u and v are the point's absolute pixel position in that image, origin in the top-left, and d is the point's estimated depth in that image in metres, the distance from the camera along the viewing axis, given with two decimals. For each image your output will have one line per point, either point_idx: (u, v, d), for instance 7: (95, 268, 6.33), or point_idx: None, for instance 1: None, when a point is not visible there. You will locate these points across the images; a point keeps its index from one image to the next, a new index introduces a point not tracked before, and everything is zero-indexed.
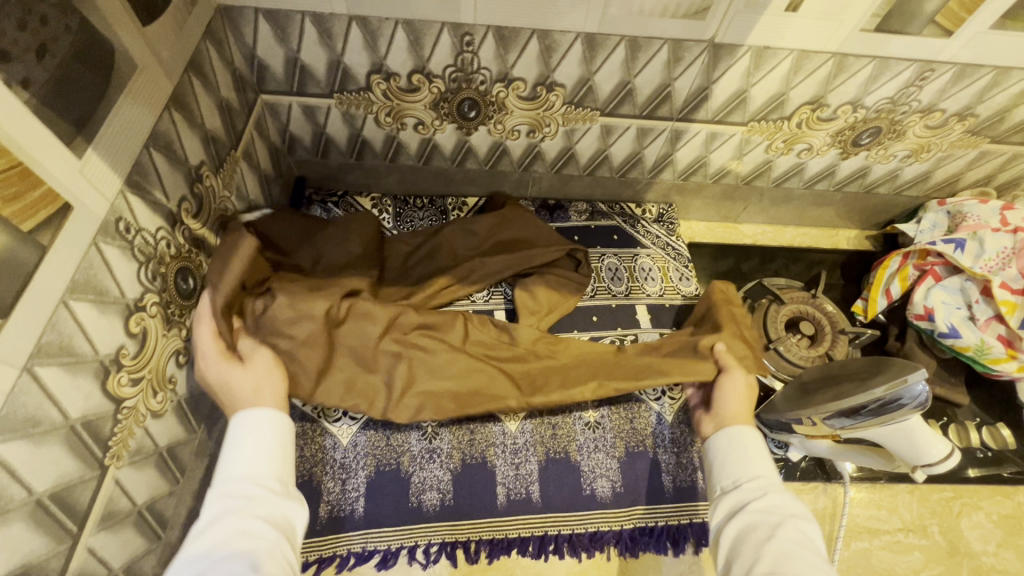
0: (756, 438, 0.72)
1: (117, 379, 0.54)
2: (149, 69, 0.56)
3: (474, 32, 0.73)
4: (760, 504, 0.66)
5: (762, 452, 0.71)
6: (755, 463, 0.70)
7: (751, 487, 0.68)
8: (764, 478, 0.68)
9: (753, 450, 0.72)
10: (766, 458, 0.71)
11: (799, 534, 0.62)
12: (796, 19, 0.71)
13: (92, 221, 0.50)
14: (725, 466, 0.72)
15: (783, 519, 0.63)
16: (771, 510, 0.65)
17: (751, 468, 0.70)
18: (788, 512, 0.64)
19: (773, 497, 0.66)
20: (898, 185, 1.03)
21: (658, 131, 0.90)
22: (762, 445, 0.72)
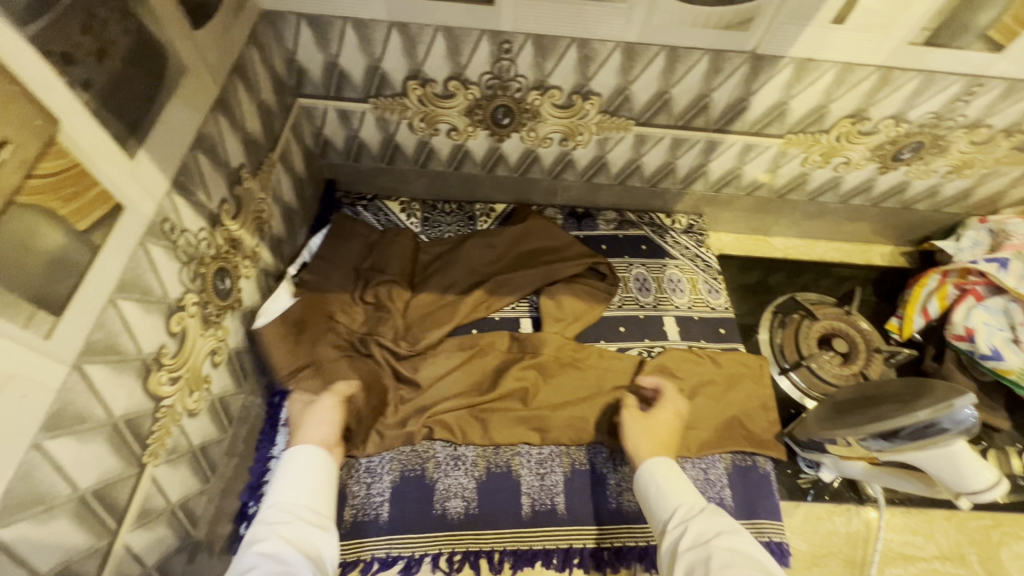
0: (665, 468, 0.74)
1: (157, 378, 0.55)
2: (197, 72, 0.57)
3: (512, 40, 0.73)
4: (691, 534, 0.65)
5: (678, 482, 0.72)
6: (676, 494, 0.71)
7: (678, 518, 0.68)
8: (686, 507, 0.69)
9: (671, 480, 0.73)
10: (683, 487, 0.72)
11: (735, 551, 0.61)
12: (841, 32, 0.70)
13: (141, 222, 0.50)
14: (655, 503, 0.71)
15: (714, 542, 0.62)
16: (701, 537, 0.64)
17: (673, 502, 0.70)
18: (712, 532, 0.64)
19: (699, 522, 0.66)
20: (938, 201, 1.01)
21: (693, 141, 0.89)
22: (677, 475, 0.74)
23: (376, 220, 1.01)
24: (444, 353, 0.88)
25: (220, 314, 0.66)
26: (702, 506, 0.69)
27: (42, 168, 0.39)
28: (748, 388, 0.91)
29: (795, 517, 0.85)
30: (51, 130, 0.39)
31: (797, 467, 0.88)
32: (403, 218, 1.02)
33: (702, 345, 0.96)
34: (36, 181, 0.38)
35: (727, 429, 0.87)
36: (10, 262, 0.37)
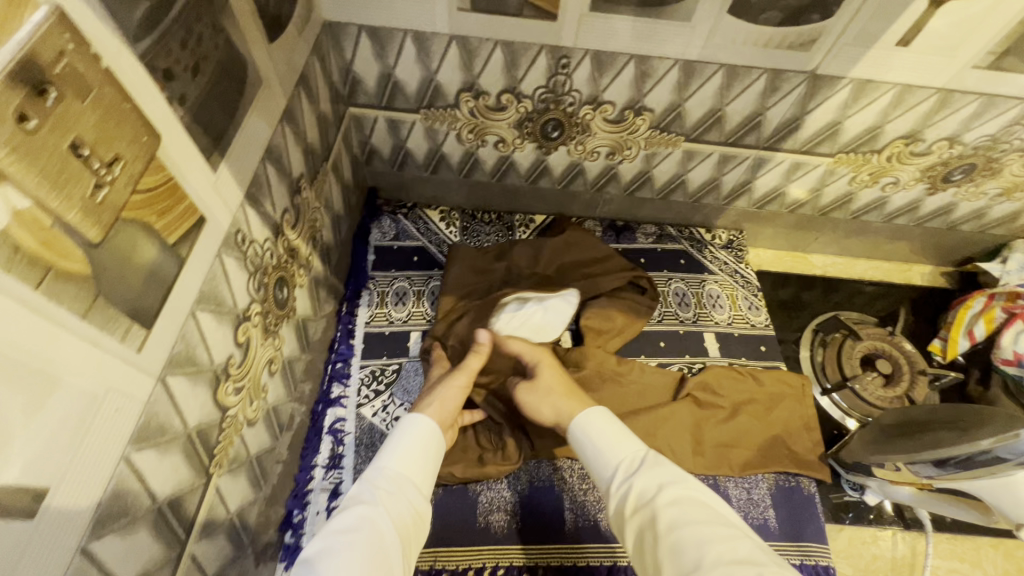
0: (600, 418, 0.69)
1: (225, 388, 0.55)
2: (269, 83, 0.58)
3: (571, 55, 0.73)
4: (635, 492, 0.60)
5: (614, 434, 0.67)
6: (617, 451, 0.65)
7: (621, 477, 0.62)
8: (626, 463, 0.63)
9: (608, 437, 0.67)
10: (624, 440, 0.66)
11: (682, 503, 0.56)
12: (906, 54, 0.69)
13: (218, 234, 0.51)
14: (597, 465, 0.66)
15: (659, 500, 0.57)
16: (646, 496, 0.58)
17: (613, 460, 0.64)
18: (655, 487, 0.59)
19: (641, 478, 0.60)
20: (984, 223, 1.00)
21: (742, 158, 0.89)
22: (612, 428, 0.68)
23: (417, 228, 1.01)
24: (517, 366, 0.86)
25: (278, 323, 0.67)
26: (646, 460, 0.63)
27: (144, 183, 0.39)
28: (790, 407, 0.90)
29: (840, 540, 0.84)
30: (154, 146, 0.39)
31: (841, 490, 0.87)
32: (443, 226, 1.02)
33: (743, 362, 0.95)
34: (138, 196, 0.38)
35: (771, 447, 0.86)
36: (114, 277, 0.37)
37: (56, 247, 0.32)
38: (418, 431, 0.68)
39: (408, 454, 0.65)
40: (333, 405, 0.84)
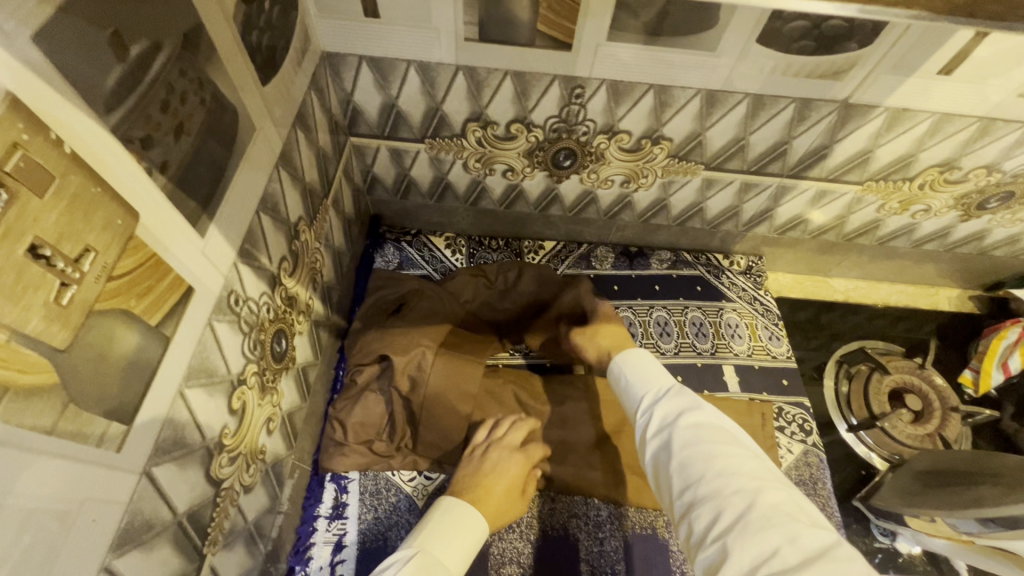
0: (638, 359, 0.64)
1: (218, 461, 0.51)
2: (263, 129, 0.53)
3: (586, 85, 0.69)
4: (656, 419, 0.56)
5: (645, 364, 0.63)
6: (647, 381, 0.61)
7: (648, 402, 0.59)
8: (656, 389, 0.60)
9: (640, 368, 0.63)
10: (654, 369, 0.62)
11: (701, 428, 0.52)
12: (947, 83, 0.64)
13: (208, 301, 0.47)
14: (626, 394, 0.63)
15: (677, 426, 0.53)
16: (666, 418, 0.55)
17: (642, 388, 0.60)
18: (677, 411, 0.55)
19: (666, 407, 0.56)
20: (1017, 249, 0.95)
21: (764, 186, 0.84)
22: (643, 358, 0.64)
23: (421, 256, 0.98)
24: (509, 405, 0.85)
25: (276, 378, 0.63)
26: (670, 387, 0.59)
27: (121, 267, 0.35)
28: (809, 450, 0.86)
29: None
30: (131, 226, 0.35)
31: (871, 536, 0.83)
32: (448, 254, 0.99)
33: (765, 397, 0.91)
34: (114, 284, 0.34)
35: None
36: (86, 379, 0.33)
37: (13, 362, 0.28)
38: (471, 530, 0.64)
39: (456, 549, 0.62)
40: None
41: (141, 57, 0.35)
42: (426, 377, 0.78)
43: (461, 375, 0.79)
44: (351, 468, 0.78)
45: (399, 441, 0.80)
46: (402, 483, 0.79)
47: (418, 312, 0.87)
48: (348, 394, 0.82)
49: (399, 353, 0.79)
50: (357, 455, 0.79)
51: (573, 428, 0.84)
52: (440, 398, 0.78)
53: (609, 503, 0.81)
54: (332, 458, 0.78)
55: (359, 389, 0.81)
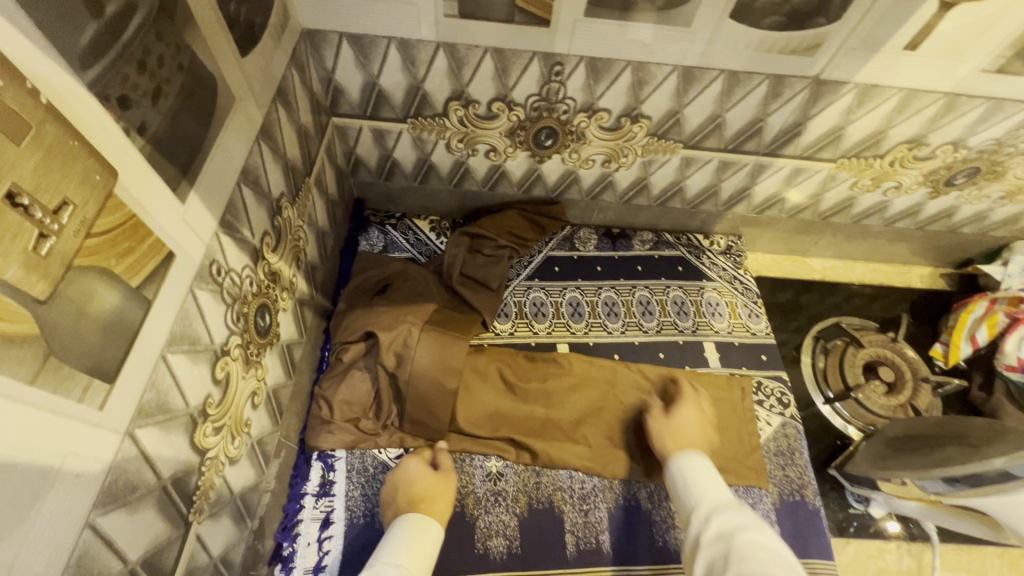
0: (699, 465, 0.73)
1: (203, 430, 0.51)
2: (243, 101, 0.53)
3: (565, 62, 0.70)
4: (714, 530, 0.63)
5: (706, 476, 0.71)
6: (702, 490, 0.69)
7: (703, 517, 0.66)
8: (715, 502, 0.67)
9: (696, 476, 0.71)
10: (710, 481, 0.70)
11: (756, 544, 0.59)
12: (912, 58, 0.66)
13: (190, 268, 0.47)
14: (684, 497, 0.71)
15: (737, 538, 0.60)
16: (725, 532, 0.62)
17: (697, 505, 0.68)
18: (735, 527, 0.62)
19: (723, 517, 0.64)
20: (985, 226, 0.98)
21: (741, 164, 0.86)
22: (705, 467, 0.72)
23: (406, 239, 0.98)
24: (497, 381, 0.87)
25: (260, 352, 0.63)
26: (722, 504, 0.67)
27: (100, 225, 0.35)
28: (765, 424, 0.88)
29: (846, 554, 0.82)
30: (110, 184, 0.36)
31: (846, 502, 0.85)
32: (433, 237, 0.99)
33: (744, 372, 0.93)
34: (93, 241, 0.34)
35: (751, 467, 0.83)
36: (68, 332, 0.34)
37: None
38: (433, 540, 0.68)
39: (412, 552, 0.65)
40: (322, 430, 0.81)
41: (116, 16, 0.35)
42: (412, 354, 0.79)
43: (447, 353, 0.80)
44: (338, 446, 0.79)
45: (386, 419, 0.81)
46: (390, 461, 0.80)
47: (404, 294, 0.88)
48: (334, 373, 0.82)
49: (384, 331, 0.80)
50: (343, 433, 0.79)
51: (562, 402, 0.86)
52: (427, 375, 0.79)
53: (594, 476, 0.82)
54: (319, 436, 0.79)
55: (345, 368, 0.82)
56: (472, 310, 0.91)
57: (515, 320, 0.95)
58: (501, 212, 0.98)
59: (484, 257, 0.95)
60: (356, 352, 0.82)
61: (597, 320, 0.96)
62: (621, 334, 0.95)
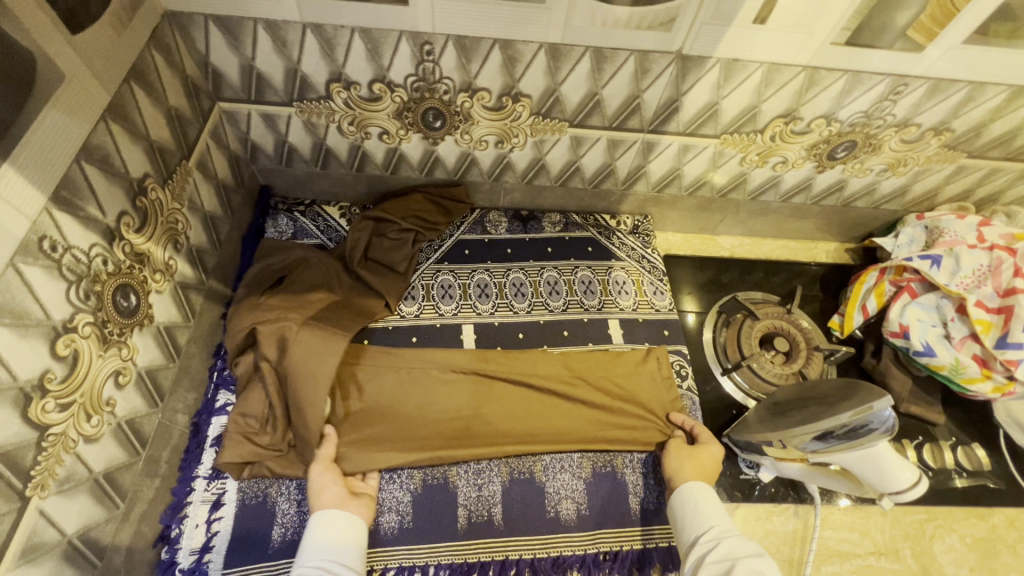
0: (701, 491, 0.77)
1: (42, 406, 0.52)
2: (84, 80, 0.54)
3: (433, 41, 0.71)
4: (722, 552, 0.67)
5: (710, 503, 0.75)
6: (708, 516, 0.73)
7: (710, 537, 0.70)
8: (717, 527, 0.71)
9: (704, 505, 0.75)
10: (716, 509, 0.74)
11: (757, 572, 0.62)
12: (764, 32, 0.69)
13: (10, 242, 0.48)
14: (687, 522, 0.74)
15: (740, 562, 0.64)
16: (731, 554, 0.66)
17: (705, 523, 0.72)
18: (743, 553, 0.66)
19: (727, 543, 0.68)
20: (876, 200, 1.01)
21: (629, 142, 0.88)
22: (707, 494, 0.77)
23: (315, 225, 0.99)
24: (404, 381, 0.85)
25: (123, 333, 0.63)
26: (727, 530, 0.70)
27: None
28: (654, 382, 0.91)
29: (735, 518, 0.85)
30: None
31: (738, 469, 0.88)
32: (343, 222, 1.00)
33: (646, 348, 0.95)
34: None
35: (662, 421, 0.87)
36: None
37: None
38: (331, 520, 0.70)
39: (326, 542, 0.68)
40: (217, 415, 0.80)
41: None
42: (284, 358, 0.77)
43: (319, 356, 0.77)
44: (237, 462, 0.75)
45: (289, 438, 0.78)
46: None
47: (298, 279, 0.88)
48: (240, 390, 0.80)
49: (264, 326, 0.79)
50: (239, 448, 0.76)
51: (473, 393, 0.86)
52: (303, 373, 0.76)
53: None
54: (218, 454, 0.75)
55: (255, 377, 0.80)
56: (374, 294, 0.91)
57: (420, 303, 0.94)
58: (406, 195, 1.00)
59: (390, 240, 0.96)
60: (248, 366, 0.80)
61: (504, 301, 0.97)
62: (528, 314, 0.96)
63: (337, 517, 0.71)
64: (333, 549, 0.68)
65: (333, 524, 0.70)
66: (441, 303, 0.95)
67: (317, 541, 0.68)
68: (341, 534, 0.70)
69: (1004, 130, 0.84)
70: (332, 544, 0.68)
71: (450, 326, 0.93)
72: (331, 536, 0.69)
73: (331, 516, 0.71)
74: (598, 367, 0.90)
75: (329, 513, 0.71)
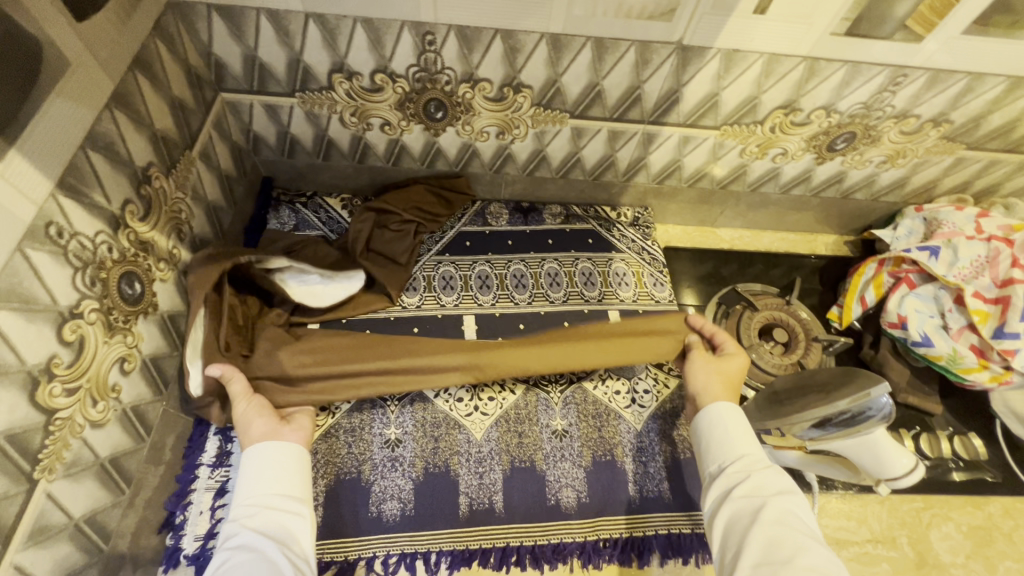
0: (728, 412, 0.73)
1: (49, 390, 0.53)
2: (88, 68, 0.54)
3: (435, 31, 0.71)
4: (748, 487, 0.65)
5: (740, 427, 0.72)
6: (737, 443, 0.71)
7: (738, 468, 0.68)
8: (746, 457, 0.69)
9: (732, 429, 0.72)
10: (746, 434, 0.71)
11: (787, 515, 0.61)
12: (764, 22, 0.69)
13: (19, 227, 0.48)
14: (713, 447, 0.72)
15: (770, 503, 0.62)
16: (760, 490, 0.64)
17: (732, 450, 0.70)
18: (773, 491, 0.64)
19: (757, 477, 0.66)
20: (876, 191, 1.02)
21: (630, 134, 0.88)
22: (737, 417, 0.73)
23: (317, 217, 0.99)
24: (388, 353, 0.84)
25: (129, 320, 0.64)
26: (757, 463, 0.68)
27: None
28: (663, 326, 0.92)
29: None
30: None
31: None
32: (344, 213, 1.00)
33: None
34: None
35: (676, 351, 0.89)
36: None
37: None
38: (265, 453, 0.68)
39: (262, 476, 0.67)
40: None
41: None
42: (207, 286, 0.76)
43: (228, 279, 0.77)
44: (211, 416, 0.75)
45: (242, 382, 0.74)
46: None
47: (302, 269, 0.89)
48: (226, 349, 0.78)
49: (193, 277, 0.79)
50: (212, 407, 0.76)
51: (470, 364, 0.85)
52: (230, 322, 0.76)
53: (491, 439, 0.84)
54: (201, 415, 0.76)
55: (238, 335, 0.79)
56: (377, 284, 0.92)
57: (422, 294, 0.95)
58: (406, 186, 1.00)
59: (391, 232, 0.96)
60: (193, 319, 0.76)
61: (504, 291, 0.97)
62: (529, 305, 0.96)
63: (272, 448, 0.69)
64: (270, 483, 0.66)
65: (276, 456, 0.68)
66: (444, 293, 0.95)
67: (259, 474, 0.67)
68: (276, 464, 0.68)
69: (1003, 121, 0.84)
70: (269, 477, 0.67)
71: (452, 317, 0.93)
72: (266, 469, 0.67)
73: (267, 451, 0.69)
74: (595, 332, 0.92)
75: (264, 446, 0.69)
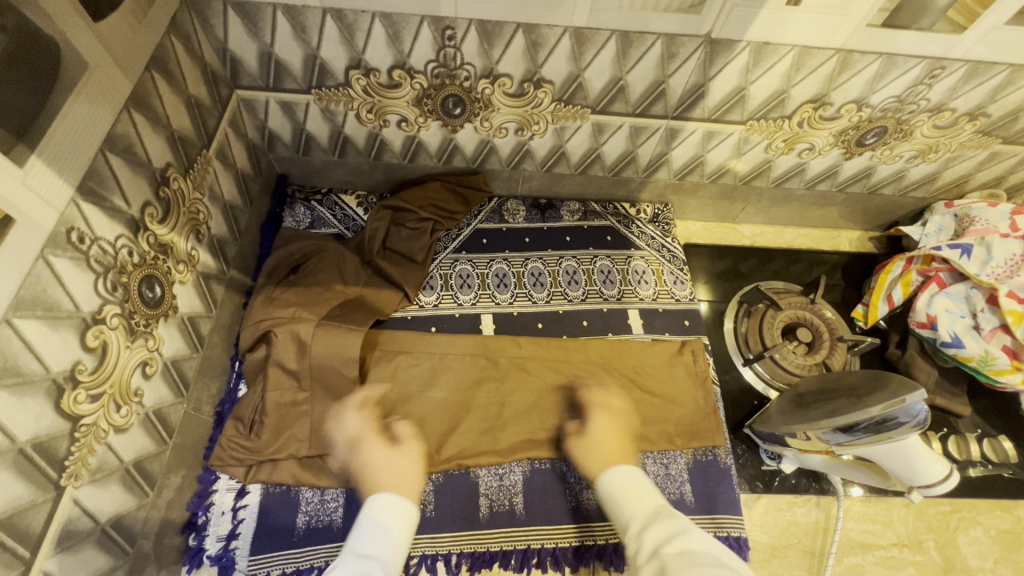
0: (626, 474, 0.72)
1: (74, 397, 0.52)
2: (106, 69, 0.53)
3: (455, 26, 0.69)
4: (652, 543, 0.63)
5: (641, 487, 0.71)
6: (632, 499, 0.69)
7: (639, 524, 0.66)
8: (643, 513, 0.67)
9: (628, 488, 0.71)
10: (640, 489, 0.70)
11: (688, 555, 0.59)
12: (798, 14, 0.66)
13: (42, 235, 0.48)
14: (617, 512, 0.70)
15: (670, 552, 0.60)
16: (658, 544, 0.62)
17: (632, 508, 0.68)
18: (666, 539, 0.62)
19: (657, 530, 0.64)
20: (904, 186, 0.98)
21: (652, 129, 0.86)
22: (639, 478, 0.72)
23: (332, 215, 0.98)
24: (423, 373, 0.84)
25: (150, 324, 0.63)
26: (654, 513, 0.67)
27: None
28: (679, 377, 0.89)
29: (756, 509, 0.85)
30: None
31: (759, 459, 0.88)
32: (360, 210, 0.99)
33: (665, 338, 0.94)
34: None
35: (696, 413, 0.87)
36: None
37: None
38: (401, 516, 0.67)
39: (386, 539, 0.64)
40: None
41: None
42: (308, 343, 0.78)
43: (344, 342, 0.78)
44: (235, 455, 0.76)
45: (295, 429, 0.77)
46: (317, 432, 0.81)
47: (318, 270, 0.88)
48: (251, 385, 0.80)
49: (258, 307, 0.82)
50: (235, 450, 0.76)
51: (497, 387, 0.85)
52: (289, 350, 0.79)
53: None
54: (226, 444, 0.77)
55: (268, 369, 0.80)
56: (393, 283, 0.91)
57: (439, 293, 0.94)
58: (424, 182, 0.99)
59: (407, 230, 0.95)
60: (255, 331, 0.80)
61: (523, 289, 0.96)
62: (547, 304, 0.95)
63: (404, 510, 0.68)
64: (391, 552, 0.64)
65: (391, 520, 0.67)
66: (460, 293, 0.94)
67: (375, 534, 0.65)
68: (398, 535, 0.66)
69: None
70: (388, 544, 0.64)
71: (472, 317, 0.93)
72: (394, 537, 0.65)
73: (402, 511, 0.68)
74: (627, 357, 0.89)
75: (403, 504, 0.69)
